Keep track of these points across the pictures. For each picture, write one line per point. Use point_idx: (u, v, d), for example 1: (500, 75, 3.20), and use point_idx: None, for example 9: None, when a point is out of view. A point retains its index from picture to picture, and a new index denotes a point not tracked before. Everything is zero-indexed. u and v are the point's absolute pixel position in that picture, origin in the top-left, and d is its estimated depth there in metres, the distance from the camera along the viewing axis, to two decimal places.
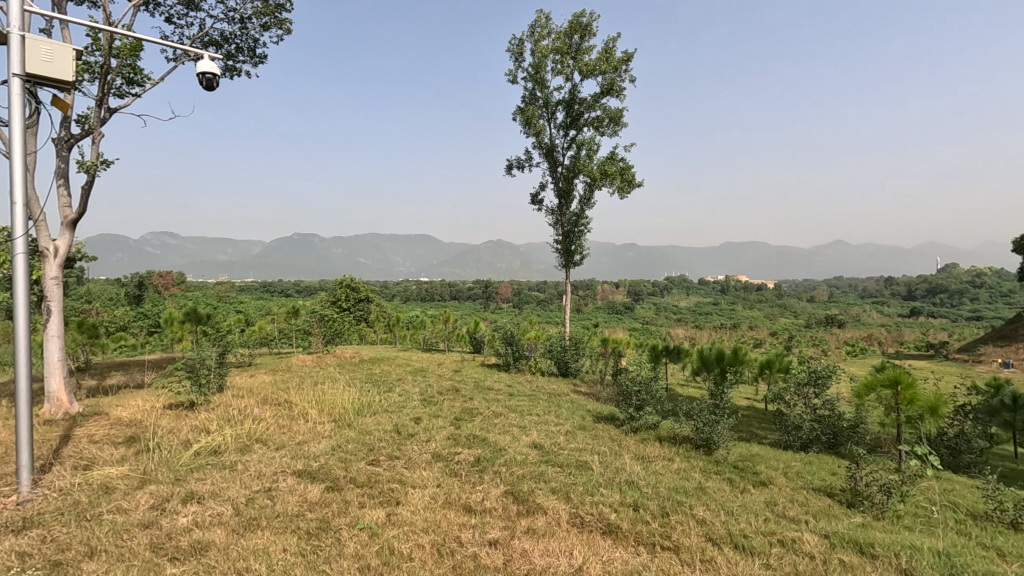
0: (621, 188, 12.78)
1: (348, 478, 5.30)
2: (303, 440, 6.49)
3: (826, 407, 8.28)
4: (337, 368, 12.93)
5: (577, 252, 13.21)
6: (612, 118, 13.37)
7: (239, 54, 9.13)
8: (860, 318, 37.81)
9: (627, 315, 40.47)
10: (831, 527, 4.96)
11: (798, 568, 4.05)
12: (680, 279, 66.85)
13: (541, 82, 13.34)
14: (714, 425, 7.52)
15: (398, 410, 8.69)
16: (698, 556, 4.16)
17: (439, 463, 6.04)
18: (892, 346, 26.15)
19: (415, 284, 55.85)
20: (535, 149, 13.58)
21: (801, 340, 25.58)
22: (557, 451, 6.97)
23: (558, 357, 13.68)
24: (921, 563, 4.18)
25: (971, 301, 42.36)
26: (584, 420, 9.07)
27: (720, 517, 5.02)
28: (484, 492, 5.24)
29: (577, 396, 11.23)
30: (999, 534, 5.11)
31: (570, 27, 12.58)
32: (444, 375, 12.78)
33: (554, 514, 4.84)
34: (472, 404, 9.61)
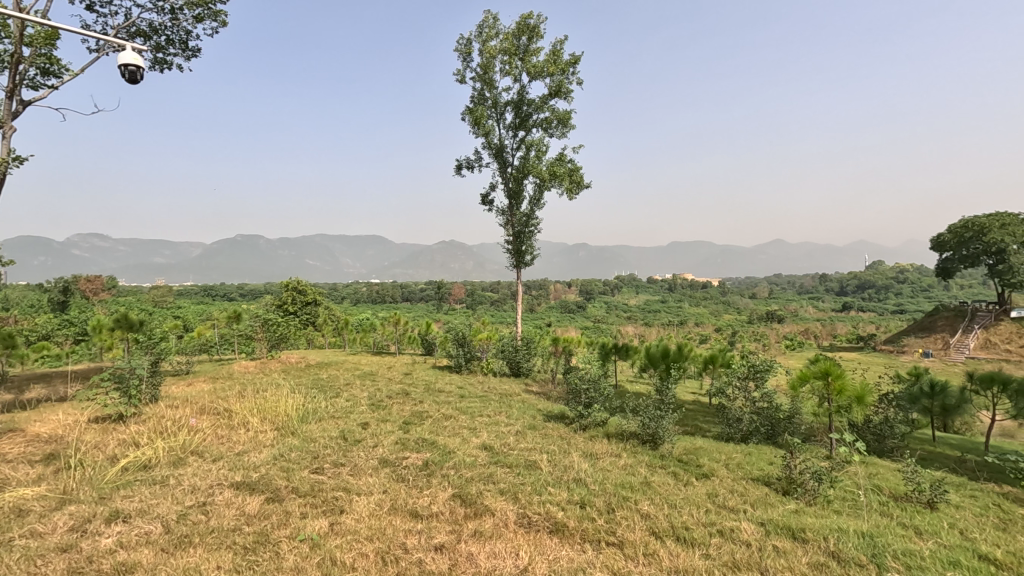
0: (570, 189, 12.96)
1: (289, 488, 5.12)
2: (242, 450, 6.22)
3: (765, 400, 8.64)
4: (282, 374, 12.47)
5: (528, 252, 13.28)
6: (560, 119, 13.53)
7: (169, 46, 8.68)
8: (798, 313, 39.78)
9: (579, 313, 40.94)
10: (767, 514, 5.18)
11: (735, 557, 4.20)
12: (631, 279, 68.72)
13: (490, 82, 13.36)
14: (660, 420, 7.70)
15: (345, 415, 8.47)
16: (641, 551, 4.25)
17: (386, 468, 5.91)
18: (826, 339, 27.63)
19: (366, 287, 54.77)
20: (485, 149, 13.56)
21: (744, 335, 26.70)
22: (506, 451, 6.98)
23: (510, 357, 13.71)
24: (847, 545, 4.42)
25: (896, 297, 45.34)
26: (535, 419, 9.11)
27: (664, 510, 5.15)
28: (431, 497, 5.16)
29: (528, 396, 11.28)
30: (917, 513, 5.47)
31: (518, 28, 12.64)
32: (394, 379, 12.54)
33: (502, 516, 4.82)
34: (422, 407, 9.49)
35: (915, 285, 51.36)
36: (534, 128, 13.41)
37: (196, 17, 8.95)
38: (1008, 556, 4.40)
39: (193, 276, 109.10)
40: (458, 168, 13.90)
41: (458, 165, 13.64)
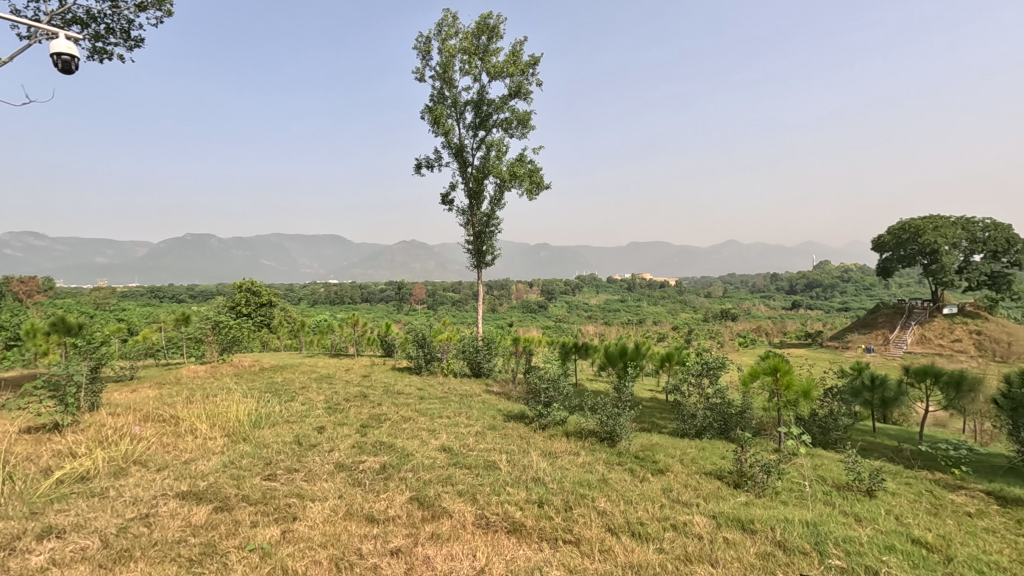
0: (530, 190, 13.01)
1: (239, 496, 4.94)
2: (189, 458, 5.97)
3: (717, 396, 8.91)
4: (234, 378, 12.01)
5: (489, 252, 13.26)
6: (520, 120, 13.57)
7: (109, 35, 8.25)
8: (750, 312, 41.17)
9: (541, 313, 41.12)
10: (718, 507, 5.33)
11: (687, 550, 4.30)
12: (590, 278, 70.50)
13: (449, 82, 13.28)
14: (617, 418, 7.82)
15: (300, 420, 8.24)
16: (597, 547, 4.30)
17: (342, 473, 5.78)
18: (777, 336, 28.72)
19: (325, 289, 53.60)
20: (445, 149, 13.45)
21: (700, 333, 27.42)
22: (466, 452, 6.95)
23: (471, 357, 13.67)
24: (792, 535, 4.60)
25: (840, 296, 47.54)
26: (495, 419, 9.11)
27: (620, 507, 5.23)
28: (388, 500, 5.08)
29: (488, 397, 11.27)
30: (857, 501, 5.74)
31: (477, 28, 12.61)
32: (352, 381, 12.28)
33: (460, 517, 4.80)
34: (380, 410, 9.33)
35: (858, 284, 53.93)
36: (494, 128, 13.41)
37: (139, 6, 8.54)
38: (938, 539, 4.68)
39: (137, 276, 109.15)
40: (418, 167, 13.76)
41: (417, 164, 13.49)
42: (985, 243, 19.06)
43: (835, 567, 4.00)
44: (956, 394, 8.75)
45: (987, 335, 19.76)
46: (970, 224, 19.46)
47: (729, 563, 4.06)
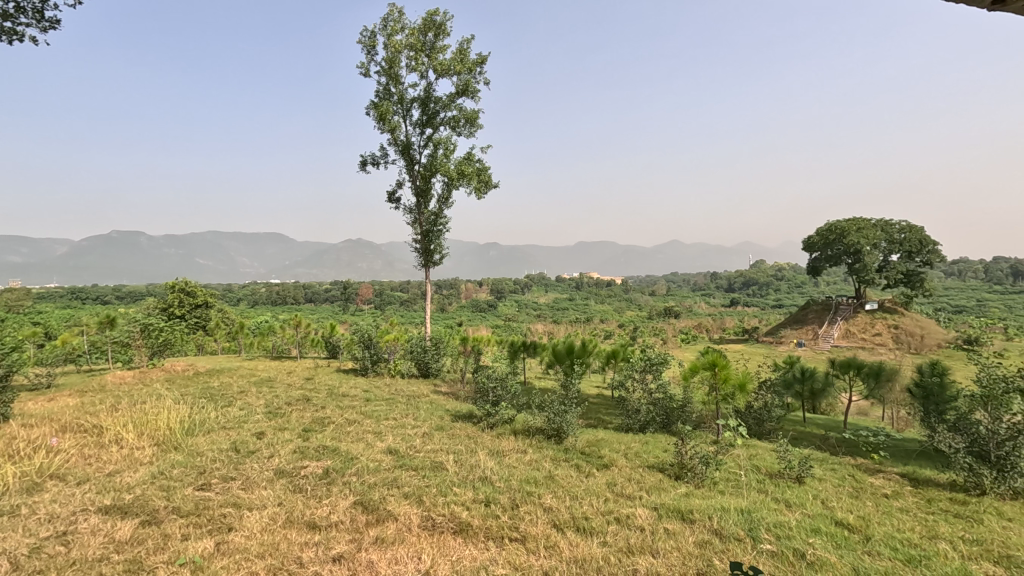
0: (478, 188, 12.96)
1: (169, 508, 4.67)
2: (114, 470, 5.59)
3: (660, 391, 9.19)
4: (165, 384, 11.31)
5: (437, 251, 13.13)
6: (468, 118, 13.50)
7: (19, 14, 7.58)
8: (692, 309, 42.68)
9: (491, 312, 41.06)
10: (660, 499, 5.49)
11: (629, 542, 4.42)
12: (539, 277, 71.19)
13: (395, 78, 13.05)
14: (564, 415, 7.93)
15: (238, 426, 7.88)
16: (542, 543, 4.34)
17: (282, 480, 5.58)
18: (717, 332, 29.93)
19: (266, 289, 51.53)
20: (391, 146, 13.21)
21: (644, 330, 28.17)
22: (412, 454, 6.85)
23: (418, 357, 13.49)
24: (728, 522, 4.80)
25: (774, 293, 50.07)
26: (443, 420, 9.02)
27: (566, 502, 5.30)
28: (330, 506, 4.94)
29: (437, 397, 11.14)
30: (788, 488, 6.06)
31: (423, 25, 12.44)
32: (294, 384, 11.84)
33: (405, 520, 4.72)
34: (324, 413, 9.06)
35: (791, 282, 56.86)
36: (441, 126, 13.28)
37: None
38: (858, 520, 5.01)
39: (57, 277, 109.17)
40: (363, 164, 13.44)
41: (362, 161, 13.18)
42: (901, 244, 20.55)
43: (766, 551, 4.20)
44: (875, 384, 9.40)
45: (904, 329, 21.30)
46: (888, 226, 20.93)
47: (669, 553, 4.20)
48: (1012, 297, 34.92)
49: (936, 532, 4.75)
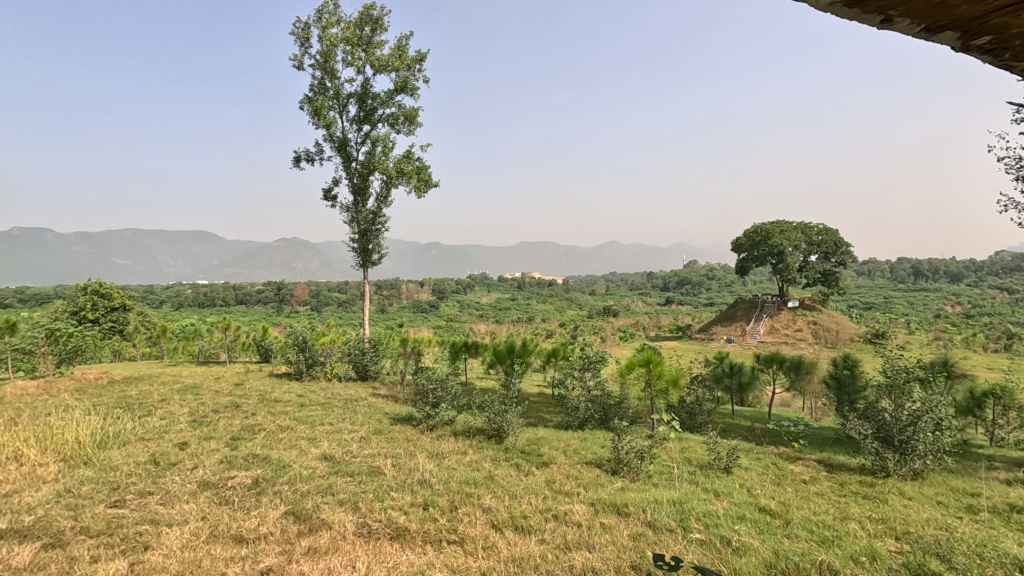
0: (418, 188, 12.74)
1: (77, 529, 4.30)
2: (11, 491, 5.08)
3: (598, 388, 9.40)
4: (74, 394, 10.39)
5: (375, 251, 12.81)
6: (407, 116, 13.28)
7: None
8: (630, 308, 43.90)
9: (432, 313, 40.53)
10: (597, 494, 5.60)
11: (566, 538, 4.47)
12: (481, 277, 71.28)
13: (330, 72, 12.63)
14: (504, 415, 7.95)
15: (158, 437, 7.36)
16: (481, 544, 4.32)
17: (206, 492, 5.26)
18: (653, 330, 30.94)
19: (191, 291, 48.80)
20: (326, 142, 12.77)
21: (585, 329, 28.65)
22: (348, 459, 6.64)
23: (356, 360, 13.13)
24: (661, 514, 4.96)
25: (706, 292, 52.36)
26: (381, 424, 8.82)
27: (505, 502, 5.30)
28: (259, 517, 4.70)
29: (375, 400, 10.88)
30: (716, 477, 6.35)
31: (360, 18, 12.11)
32: (222, 391, 11.19)
33: (340, 528, 4.57)
34: (254, 420, 8.62)
35: (722, 282, 59.55)
36: (379, 123, 12.98)
37: None
38: (779, 505, 5.31)
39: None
40: (297, 160, 12.93)
41: (295, 157, 12.68)
42: (819, 245, 22.00)
43: (696, 540, 4.37)
44: (796, 376, 10.03)
45: (821, 325, 22.81)
46: (807, 228, 22.34)
47: (605, 546, 4.29)
48: (912, 294, 38.18)
49: (848, 513, 5.11)
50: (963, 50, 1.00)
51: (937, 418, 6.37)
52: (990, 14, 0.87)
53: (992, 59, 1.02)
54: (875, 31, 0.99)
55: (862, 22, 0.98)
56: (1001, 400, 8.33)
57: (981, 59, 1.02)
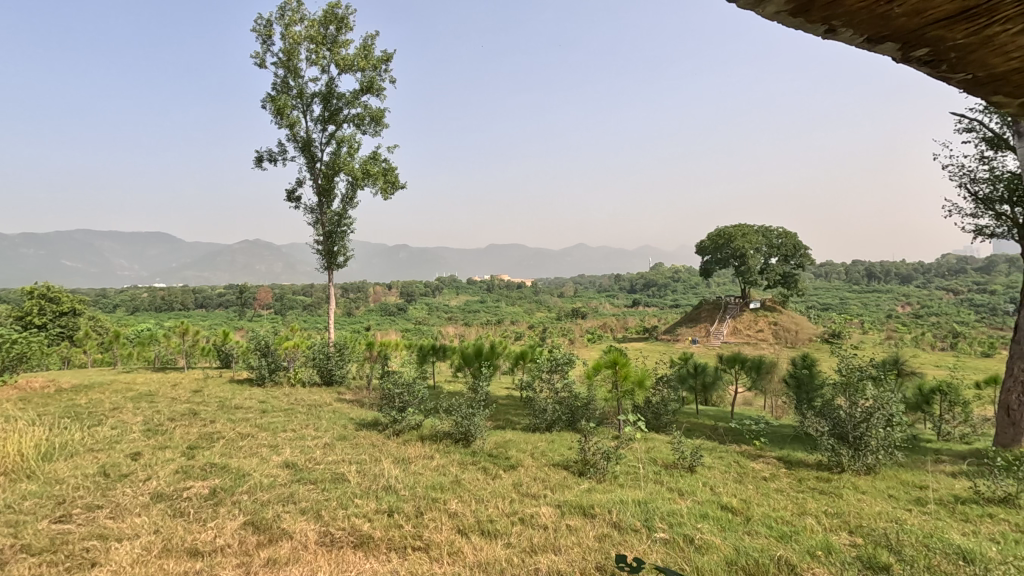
0: (384, 189, 12.57)
1: (17, 547, 4.05)
2: None
3: (566, 390, 9.45)
4: (17, 404, 9.82)
5: (340, 253, 12.58)
6: (373, 117, 13.10)
7: None
8: (598, 309, 44.35)
9: (400, 315, 40.03)
10: (563, 497, 5.61)
11: (532, 541, 4.46)
12: (450, 278, 71.25)
13: (294, 71, 12.35)
14: (472, 418, 7.90)
15: (109, 447, 7.02)
16: (446, 550, 4.26)
17: (160, 504, 5.04)
18: (620, 331, 31.32)
19: (148, 294, 47.25)
20: (290, 142, 12.47)
21: (554, 331, 28.78)
22: (311, 467, 6.48)
23: (321, 364, 12.85)
24: (626, 515, 4.99)
25: (671, 294, 53.35)
26: (346, 429, 8.64)
27: (471, 506, 5.26)
28: (216, 529, 4.53)
29: (340, 405, 10.66)
30: (680, 476, 6.45)
31: (325, 17, 11.89)
32: (179, 398, 10.78)
33: (301, 538, 4.44)
34: (213, 428, 8.33)
35: (687, 284, 60.75)
36: (345, 123, 12.75)
37: None
38: (741, 503, 5.42)
39: None
40: (259, 160, 12.59)
41: (257, 157, 12.36)
42: (779, 248, 22.61)
43: (660, 539, 4.42)
44: (757, 375, 10.31)
45: (781, 325, 23.51)
46: (767, 232, 22.94)
47: (570, 549, 4.29)
48: (867, 294, 39.69)
49: (805, 509, 5.25)
50: (904, 60, 1.02)
51: (888, 414, 6.63)
52: (927, 27, 0.89)
53: (931, 69, 1.04)
54: (822, 39, 1.00)
55: (808, 31, 0.99)
56: (948, 396, 8.72)
57: (918, 70, 1.05)
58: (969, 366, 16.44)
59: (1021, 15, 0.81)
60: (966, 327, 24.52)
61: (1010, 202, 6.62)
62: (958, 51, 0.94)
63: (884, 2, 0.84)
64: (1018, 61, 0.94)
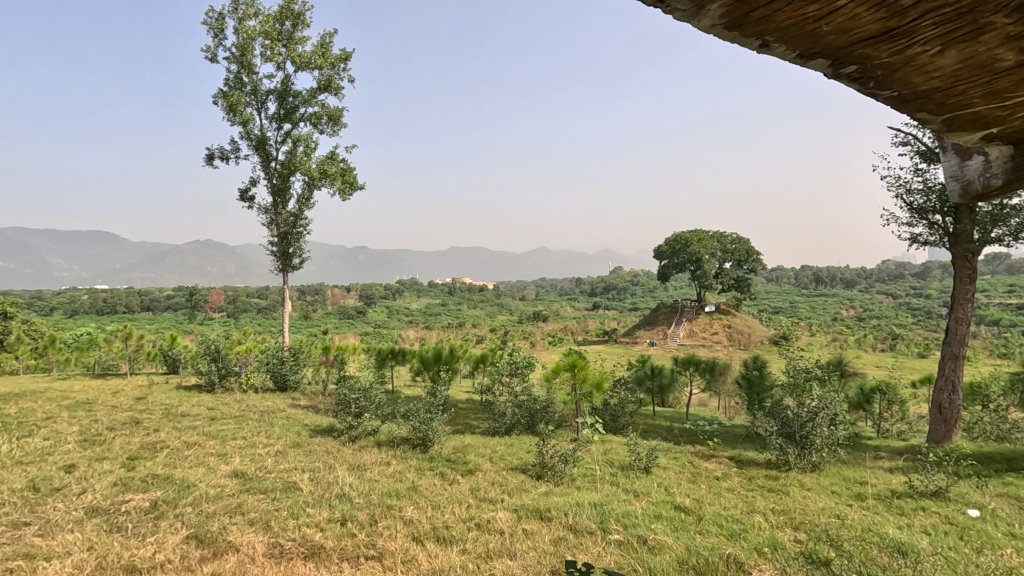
0: (342, 190, 12.32)
1: None
2: None
3: (525, 394, 9.48)
4: None
5: (296, 255, 12.23)
6: (331, 116, 12.83)
7: None
8: (559, 312, 44.70)
9: (359, 319, 39.25)
10: (520, 501, 5.59)
11: (489, 547, 4.42)
12: (411, 281, 70.72)
13: (247, 66, 11.96)
14: (430, 423, 7.80)
15: (39, 459, 6.59)
16: (400, 558, 4.18)
17: (95, 519, 4.75)
18: (581, 334, 31.69)
19: (91, 298, 45.07)
20: (243, 140, 12.06)
21: (515, 334, 28.88)
22: (262, 476, 6.25)
23: (274, 370, 12.45)
24: (582, 517, 5.01)
25: (631, 298, 54.38)
26: (300, 436, 8.39)
27: (427, 513, 5.18)
28: (157, 543, 4.29)
29: (295, 412, 10.35)
30: (636, 477, 6.54)
31: (280, 12, 11.56)
32: (120, 406, 10.22)
33: (248, 550, 4.26)
34: (156, 437, 7.94)
35: (646, 287, 62.07)
36: (301, 122, 12.44)
37: None
38: (694, 502, 5.54)
39: None
40: (210, 158, 12.12)
41: (208, 155, 11.89)
42: (732, 253, 23.28)
43: (614, 541, 4.46)
44: (711, 377, 10.60)
45: (735, 328, 24.29)
46: (722, 237, 23.58)
47: (526, 553, 4.28)
48: (815, 298, 41.38)
49: (754, 507, 5.41)
50: (834, 77, 1.05)
51: (832, 413, 6.92)
52: (854, 45, 0.90)
53: (860, 86, 1.07)
54: (755, 53, 1.01)
55: (744, 45, 0.99)
56: (886, 395, 9.19)
57: (849, 86, 1.08)
58: (906, 366, 17.37)
59: (940, 36, 0.85)
60: (904, 330, 25.88)
61: (942, 212, 7.01)
62: (884, 69, 0.96)
63: (813, 18, 0.85)
64: (939, 79, 0.98)
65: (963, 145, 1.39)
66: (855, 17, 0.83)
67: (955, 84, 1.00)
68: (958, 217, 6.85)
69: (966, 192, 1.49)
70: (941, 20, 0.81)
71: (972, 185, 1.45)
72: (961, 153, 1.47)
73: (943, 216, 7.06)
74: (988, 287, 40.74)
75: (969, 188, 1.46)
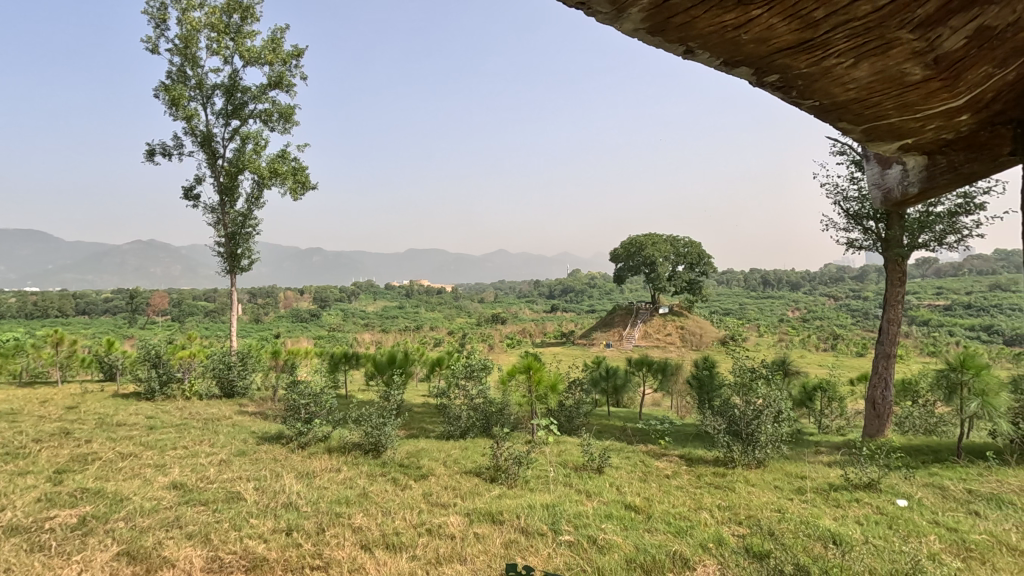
0: (293, 189, 11.95)
1: None
2: None
3: (480, 397, 9.42)
4: None
5: (244, 256, 11.78)
6: (282, 114, 12.44)
7: None
8: (518, 313, 44.78)
9: (313, 322, 38.15)
10: (473, 504, 5.54)
11: (438, 552, 4.35)
12: (368, 284, 69.37)
13: (192, 59, 11.46)
14: (382, 428, 7.64)
15: None
16: (347, 567, 4.06)
17: (13, 538, 4.41)
18: (538, 335, 31.88)
19: (20, 301, 42.15)
20: (186, 135, 11.54)
21: (473, 336, 28.77)
22: (203, 486, 5.97)
23: (220, 375, 11.95)
24: (533, 519, 5.00)
25: (589, 300, 55.11)
26: (246, 444, 8.07)
27: (377, 520, 5.07)
28: (83, 561, 4.02)
29: (241, 419, 9.96)
30: (589, 478, 6.58)
31: (228, 4, 11.15)
32: (48, 416, 9.55)
33: (184, 565, 4.05)
34: (88, 448, 7.45)
35: (603, 290, 63.12)
36: (249, 118, 12.00)
37: None
38: (644, 501, 5.63)
39: None
40: (151, 155, 11.54)
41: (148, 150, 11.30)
42: (685, 256, 23.83)
43: (565, 542, 4.47)
44: (663, 377, 10.83)
45: (688, 330, 24.96)
46: (675, 240, 24.13)
47: (476, 557, 4.25)
48: (763, 299, 43.08)
49: (701, 503, 5.53)
50: (759, 85, 1.06)
51: (775, 411, 7.20)
52: (774, 54, 0.92)
53: (784, 93, 1.08)
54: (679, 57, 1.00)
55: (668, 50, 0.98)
56: (826, 392, 9.63)
57: (775, 94, 1.09)
58: (846, 365, 18.27)
59: (852, 49, 0.87)
60: (843, 331, 27.24)
61: (875, 218, 7.39)
62: (804, 79, 0.99)
63: (731, 27, 0.85)
64: (856, 91, 1.01)
65: (883, 155, 1.44)
66: (771, 27, 0.84)
67: (870, 96, 1.03)
68: (889, 224, 7.15)
69: (887, 199, 1.56)
70: (852, 34, 0.84)
71: (892, 193, 1.51)
72: (882, 162, 1.53)
73: (877, 223, 7.43)
74: (919, 289, 43.45)
75: (890, 196, 1.53)
